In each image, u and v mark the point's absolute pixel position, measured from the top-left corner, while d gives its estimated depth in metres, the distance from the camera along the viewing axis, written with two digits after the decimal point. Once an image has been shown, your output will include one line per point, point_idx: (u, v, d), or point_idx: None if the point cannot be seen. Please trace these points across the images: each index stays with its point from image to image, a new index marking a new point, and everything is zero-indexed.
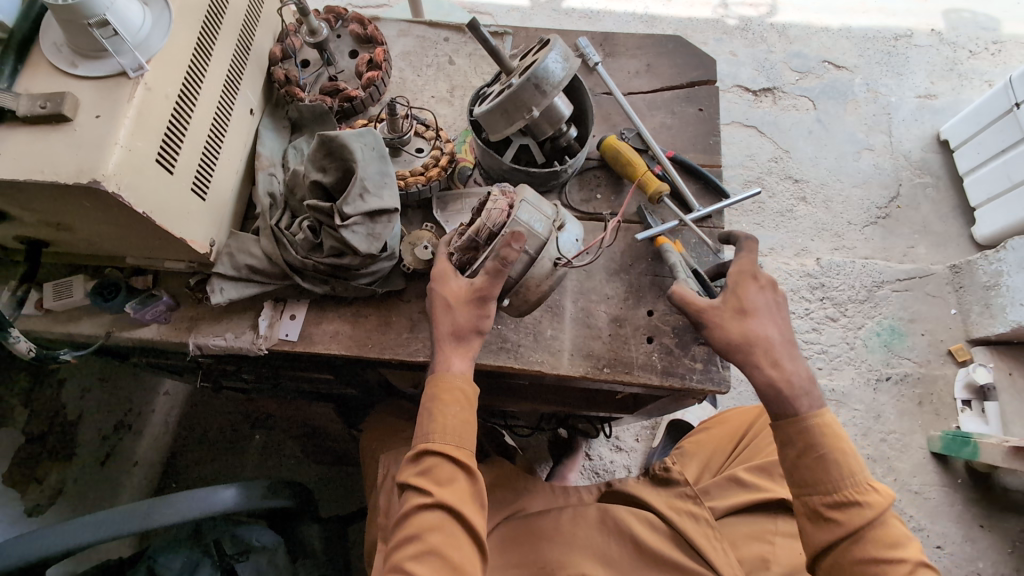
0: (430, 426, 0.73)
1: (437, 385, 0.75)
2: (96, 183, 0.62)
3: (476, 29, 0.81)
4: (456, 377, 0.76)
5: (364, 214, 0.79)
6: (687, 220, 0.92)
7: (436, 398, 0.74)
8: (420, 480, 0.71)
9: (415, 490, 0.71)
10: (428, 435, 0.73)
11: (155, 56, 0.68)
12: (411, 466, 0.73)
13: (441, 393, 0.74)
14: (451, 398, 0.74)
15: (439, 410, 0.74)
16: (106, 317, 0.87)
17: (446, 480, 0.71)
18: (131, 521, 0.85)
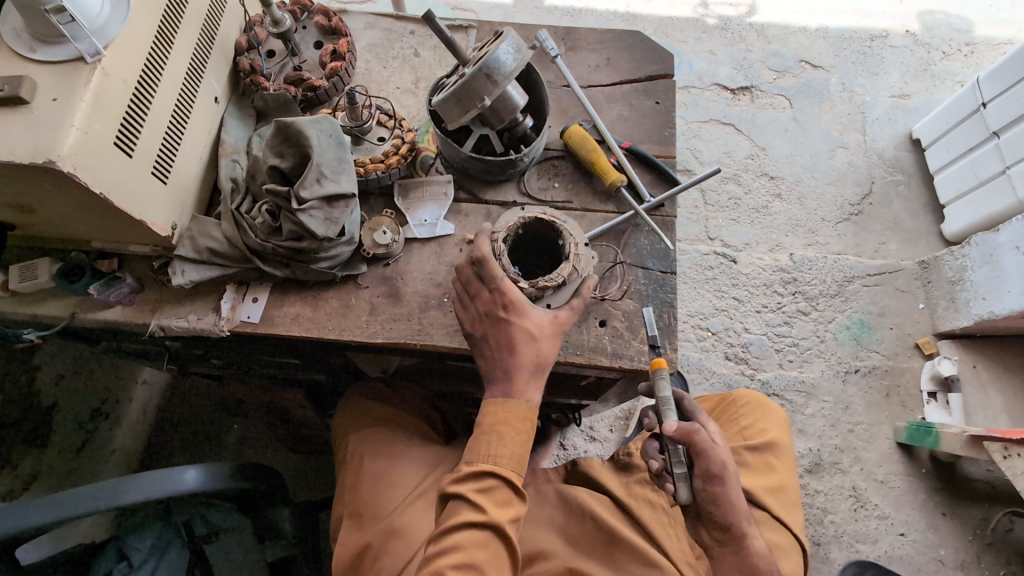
0: (498, 450, 0.75)
1: (506, 411, 0.76)
2: (51, 164, 0.64)
3: (431, 21, 0.84)
4: (526, 407, 0.77)
5: (322, 199, 0.81)
6: (638, 211, 0.95)
7: (504, 423, 0.76)
8: (477, 497, 0.73)
9: (468, 504, 0.73)
10: (493, 457, 0.75)
11: (113, 42, 0.70)
12: (468, 481, 0.74)
13: (507, 415, 0.76)
14: (522, 427, 0.76)
15: (509, 436, 0.76)
16: (71, 299, 0.90)
17: (502, 502, 0.74)
18: (100, 499, 0.87)
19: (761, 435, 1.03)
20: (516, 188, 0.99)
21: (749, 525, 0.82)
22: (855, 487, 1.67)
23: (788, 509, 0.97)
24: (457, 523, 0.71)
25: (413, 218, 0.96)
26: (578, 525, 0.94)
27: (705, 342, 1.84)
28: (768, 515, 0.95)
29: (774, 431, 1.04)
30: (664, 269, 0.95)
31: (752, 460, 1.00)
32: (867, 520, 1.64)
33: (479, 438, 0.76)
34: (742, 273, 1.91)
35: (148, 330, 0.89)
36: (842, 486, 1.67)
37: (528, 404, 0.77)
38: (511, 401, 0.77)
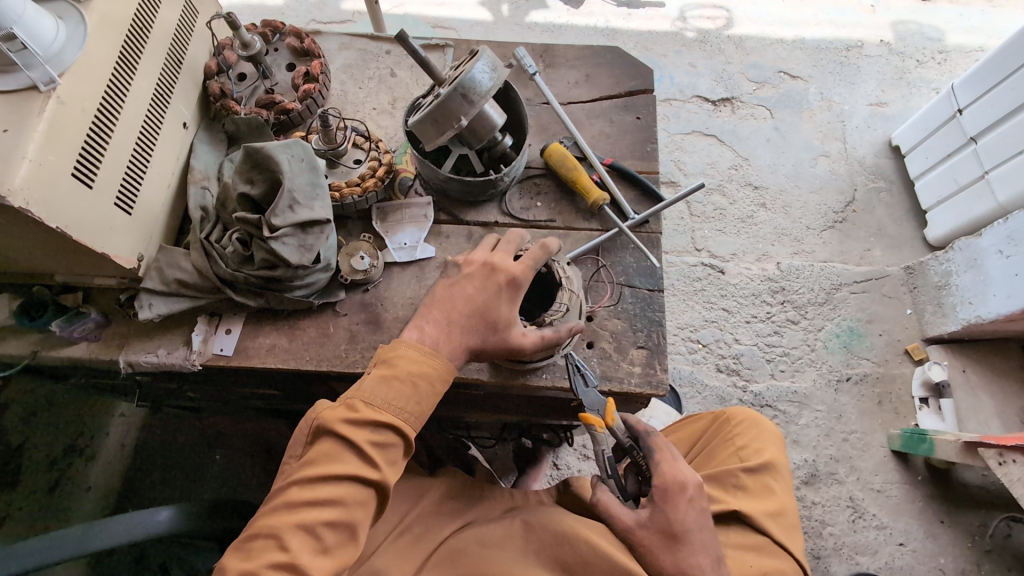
0: (409, 408, 0.71)
1: (427, 376, 0.73)
2: (1, 198, 0.60)
3: (404, 41, 0.82)
4: (445, 368, 0.75)
5: (295, 226, 0.78)
6: (623, 228, 0.93)
7: (420, 381, 0.72)
8: (372, 451, 0.69)
9: (360, 454, 0.68)
10: (401, 414, 0.71)
11: (69, 69, 0.67)
12: (365, 427, 0.69)
13: (425, 376, 0.73)
14: (436, 389, 0.73)
15: (420, 393, 0.72)
16: (32, 336, 0.85)
17: (393, 462, 0.70)
18: (60, 547, 0.81)
19: (757, 455, 1.00)
20: (498, 208, 0.97)
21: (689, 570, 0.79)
22: (853, 498, 1.65)
23: (787, 533, 0.94)
24: (341, 477, 0.67)
25: (392, 242, 0.93)
26: (569, 551, 0.86)
27: (695, 354, 1.82)
28: (768, 540, 0.92)
29: (770, 450, 1.01)
30: (651, 288, 0.92)
31: (749, 482, 0.97)
32: (865, 530, 1.61)
33: (391, 388, 0.71)
34: (730, 283, 1.90)
35: (116, 366, 0.85)
36: (840, 497, 1.65)
37: (447, 367, 0.75)
38: (438, 357, 0.74)
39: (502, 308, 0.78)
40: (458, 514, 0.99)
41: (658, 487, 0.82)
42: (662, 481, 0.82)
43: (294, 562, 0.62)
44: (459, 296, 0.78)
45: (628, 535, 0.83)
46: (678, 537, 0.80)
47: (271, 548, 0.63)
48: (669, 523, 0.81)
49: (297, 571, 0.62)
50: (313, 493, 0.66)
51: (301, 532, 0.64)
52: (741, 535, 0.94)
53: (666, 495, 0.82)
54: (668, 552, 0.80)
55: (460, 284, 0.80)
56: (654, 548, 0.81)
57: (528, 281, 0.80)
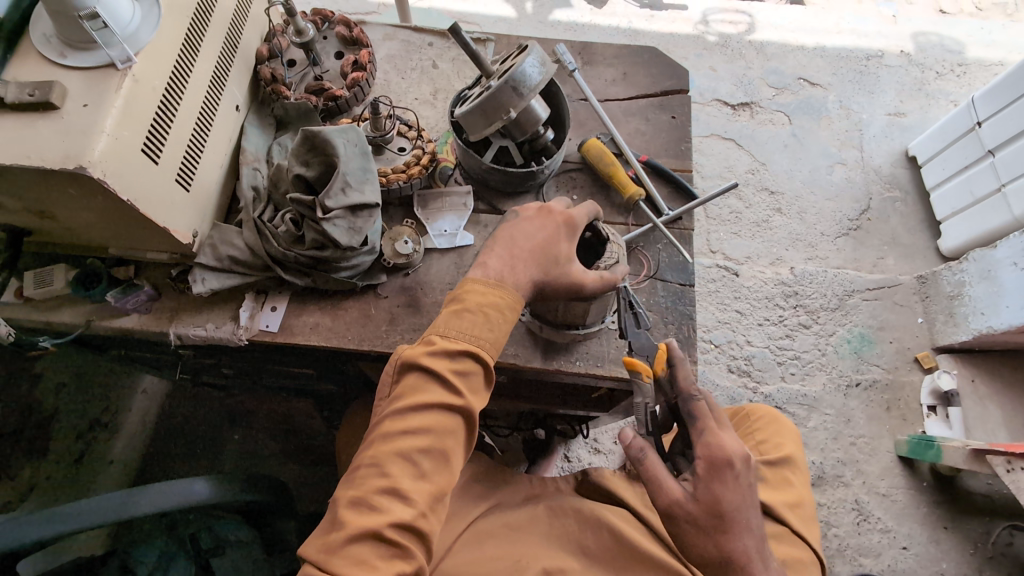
0: (482, 334, 0.74)
1: (494, 300, 0.76)
2: (81, 170, 0.63)
3: (457, 33, 0.84)
4: (514, 300, 0.78)
5: (346, 208, 0.81)
6: (658, 223, 0.96)
7: (490, 308, 0.76)
8: (454, 379, 0.72)
9: (444, 384, 0.71)
10: (476, 340, 0.74)
11: (144, 48, 0.70)
12: (444, 357, 0.73)
13: (497, 305, 0.76)
14: (507, 316, 0.77)
15: (493, 321, 0.75)
16: (86, 307, 0.88)
17: (475, 390, 0.73)
18: (108, 511, 0.86)
19: (777, 450, 1.05)
20: (535, 200, 1.00)
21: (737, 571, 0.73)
22: (858, 500, 1.68)
23: (805, 524, 0.97)
24: (429, 404, 0.70)
25: (433, 228, 0.96)
26: (593, 537, 0.92)
27: (708, 354, 1.85)
28: (786, 529, 0.95)
29: (790, 446, 1.05)
30: (683, 282, 0.95)
31: (768, 474, 1.01)
32: (870, 533, 1.64)
33: (464, 319, 0.74)
34: (744, 285, 1.93)
35: (165, 338, 0.88)
36: (845, 499, 1.68)
37: (516, 296, 0.78)
38: (506, 288, 0.77)
39: (562, 247, 0.81)
40: (481, 497, 1.00)
41: (705, 460, 0.74)
42: (711, 456, 0.74)
43: (396, 486, 0.66)
44: (522, 236, 0.81)
45: (669, 509, 0.74)
46: (725, 519, 0.73)
47: (374, 475, 0.67)
48: (716, 500, 0.73)
49: (401, 494, 0.66)
50: (407, 423, 0.69)
51: (399, 460, 0.68)
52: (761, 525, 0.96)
53: (716, 473, 0.74)
54: (709, 534, 0.73)
55: (521, 225, 0.83)
56: (695, 527, 0.74)
57: (583, 222, 0.84)
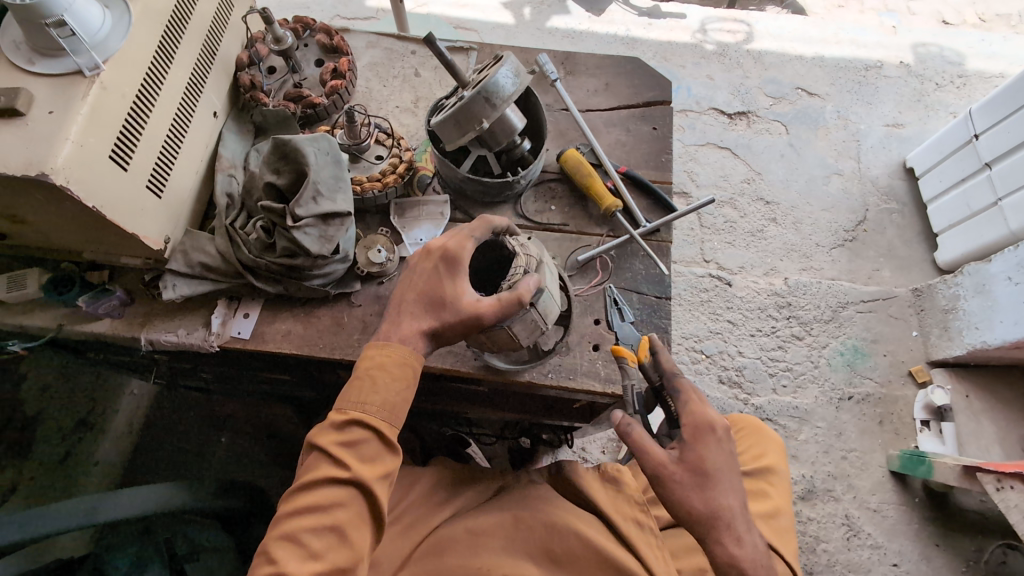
0: (368, 398, 0.73)
1: (383, 358, 0.75)
2: (44, 176, 0.63)
3: (432, 43, 0.84)
4: (405, 353, 0.76)
5: (317, 216, 0.81)
6: (634, 236, 0.96)
7: (375, 369, 0.74)
8: (340, 451, 0.71)
9: (334, 458, 0.71)
10: (362, 406, 0.73)
11: (112, 56, 0.70)
12: (333, 430, 0.72)
13: (385, 364, 0.74)
14: (397, 373, 0.74)
15: (382, 383, 0.74)
16: (60, 311, 0.89)
17: (368, 457, 0.71)
18: (79, 517, 0.87)
19: (757, 460, 1.04)
20: (513, 210, 0.99)
21: (725, 529, 0.74)
22: (848, 515, 1.66)
23: (779, 537, 0.96)
24: (315, 481, 0.69)
25: (408, 237, 0.95)
26: (558, 540, 0.92)
27: (698, 365, 1.84)
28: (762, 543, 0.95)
29: (771, 456, 1.05)
30: (658, 295, 0.95)
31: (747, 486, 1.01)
32: (859, 549, 1.62)
33: (352, 385, 0.74)
34: (737, 296, 1.92)
35: (137, 343, 0.88)
36: (835, 514, 1.66)
37: (406, 351, 0.76)
38: (393, 345, 0.76)
39: (447, 284, 0.78)
40: (444, 503, 1.01)
41: (690, 425, 0.77)
42: (695, 421, 0.77)
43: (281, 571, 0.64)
44: (409, 285, 0.80)
45: (660, 472, 0.75)
46: (708, 477, 0.75)
47: (268, 563, 0.67)
48: (701, 461, 0.75)
49: None
50: (297, 504, 0.69)
51: (291, 543, 0.67)
52: None
53: (696, 432, 0.77)
54: (698, 492, 0.74)
55: (409, 275, 0.81)
56: (686, 487, 0.74)
57: (466, 251, 0.79)
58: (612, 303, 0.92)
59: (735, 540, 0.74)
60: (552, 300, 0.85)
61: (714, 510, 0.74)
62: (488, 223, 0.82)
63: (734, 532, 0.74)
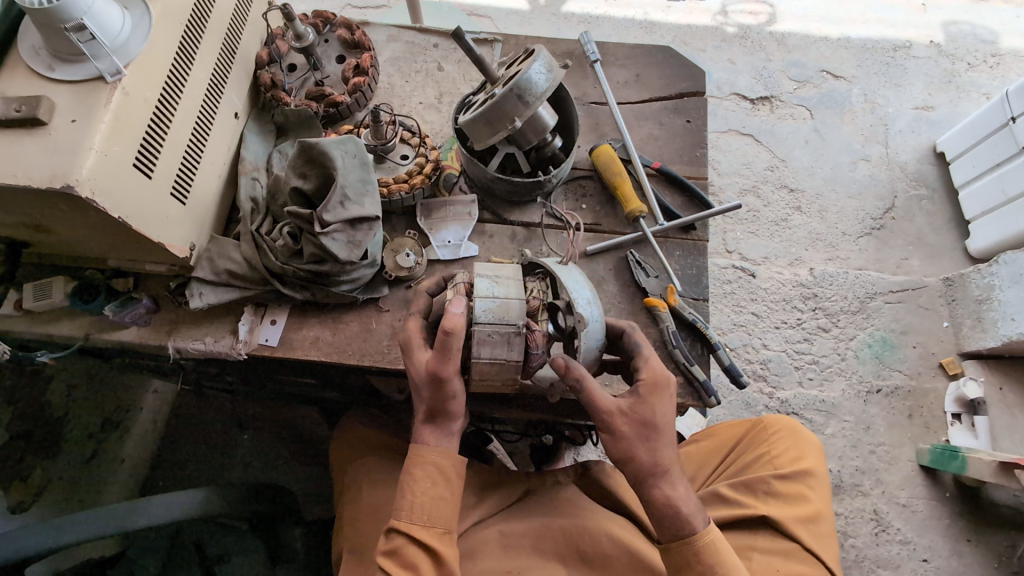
0: (402, 505, 0.73)
1: (413, 461, 0.74)
2: (69, 189, 0.61)
3: (460, 38, 0.81)
4: (433, 451, 0.75)
5: (345, 222, 0.78)
6: (647, 233, 0.92)
7: (409, 473, 0.74)
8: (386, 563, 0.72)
9: (383, 568, 0.72)
10: (400, 513, 0.73)
11: (134, 60, 0.67)
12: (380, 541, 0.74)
13: (414, 469, 0.74)
14: (422, 475, 0.74)
15: (411, 488, 0.74)
16: (86, 319, 0.87)
17: (412, 565, 0.71)
18: (111, 521, 0.85)
19: (794, 463, 1.01)
20: (542, 209, 0.96)
21: (667, 480, 0.74)
22: (876, 510, 1.63)
23: (819, 541, 0.95)
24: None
25: (436, 239, 0.93)
26: (590, 543, 0.90)
27: None
28: (800, 547, 0.93)
29: (810, 459, 1.02)
30: (695, 296, 0.91)
31: (781, 489, 0.98)
32: (888, 544, 1.59)
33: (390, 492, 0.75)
34: (761, 287, 1.87)
35: (164, 351, 0.87)
36: (863, 509, 1.63)
37: (433, 453, 0.74)
38: (417, 446, 0.75)
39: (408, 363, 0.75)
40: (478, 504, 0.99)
41: (648, 380, 0.74)
42: (654, 376, 0.74)
43: None
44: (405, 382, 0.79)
45: (605, 421, 0.73)
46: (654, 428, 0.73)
47: None
48: (651, 413, 0.73)
49: None
50: None
51: None
52: (770, 540, 0.95)
53: (650, 387, 0.74)
54: (644, 445, 0.73)
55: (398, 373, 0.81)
56: (631, 438, 0.73)
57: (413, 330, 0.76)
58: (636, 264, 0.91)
59: (669, 484, 0.74)
60: (505, 296, 0.72)
61: (657, 467, 0.73)
62: (421, 294, 0.81)
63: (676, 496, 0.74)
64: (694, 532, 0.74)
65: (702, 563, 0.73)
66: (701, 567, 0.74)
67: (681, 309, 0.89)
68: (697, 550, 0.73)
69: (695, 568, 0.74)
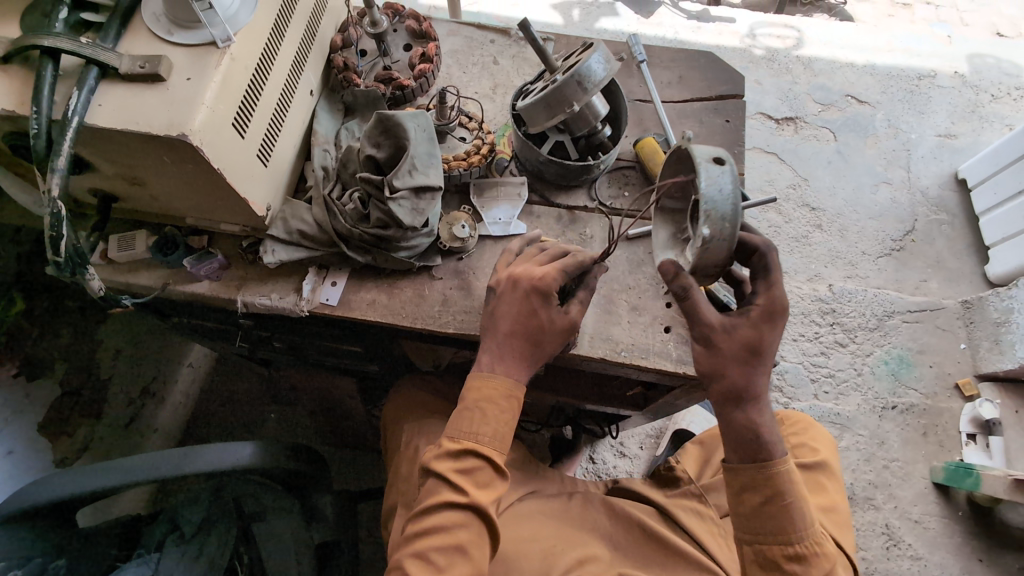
0: (481, 426, 0.74)
1: (487, 387, 0.76)
2: (183, 137, 0.68)
3: (526, 29, 0.88)
4: (511, 385, 0.77)
5: (411, 189, 0.85)
6: None
7: (485, 399, 0.75)
8: (458, 478, 0.72)
9: (448, 486, 0.72)
10: (474, 435, 0.74)
11: (242, 30, 0.75)
12: (450, 458, 0.74)
13: (494, 398, 0.76)
14: (504, 404, 0.75)
15: (491, 415, 0.75)
16: (163, 271, 0.94)
17: (482, 483, 0.73)
18: (166, 465, 0.92)
19: (814, 454, 1.05)
20: (588, 194, 1.03)
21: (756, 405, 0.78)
22: (888, 524, 1.64)
23: (839, 528, 0.96)
24: (433, 505, 0.71)
25: (488, 216, 0.99)
26: (624, 530, 0.96)
27: None
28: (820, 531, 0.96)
29: (824, 452, 1.06)
30: (730, 282, 0.96)
31: (802, 476, 1.01)
32: (900, 559, 1.60)
33: (460, 415, 0.75)
34: None
35: (232, 305, 0.93)
36: (875, 523, 1.64)
37: (512, 383, 0.76)
38: (496, 377, 0.77)
39: (542, 312, 0.77)
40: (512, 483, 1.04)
41: (763, 307, 0.77)
42: (770, 303, 0.77)
43: None
44: (500, 317, 0.78)
45: (705, 334, 0.78)
46: (761, 355, 0.77)
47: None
48: (759, 341, 0.77)
49: None
50: (427, 522, 0.70)
51: (417, 558, 0.69)
52: None
53: (770, 317, 0.77)
54: (746, 367, 0.77)
55: (500, 306, 0.78)
56: (729, 357, 0.77)
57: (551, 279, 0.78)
58: None
59: (757, 411, 0.78)
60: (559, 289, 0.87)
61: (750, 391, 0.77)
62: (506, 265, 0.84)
63: (761, 412, 0.78)
64: (773, 456, 0.77)
65: (773, 488, 0.76)
66: (771, 493, 0.76)
67: (716, 291, 0.93)
68: (771, 474, 0.76)
69: (763, 491, 0.76)
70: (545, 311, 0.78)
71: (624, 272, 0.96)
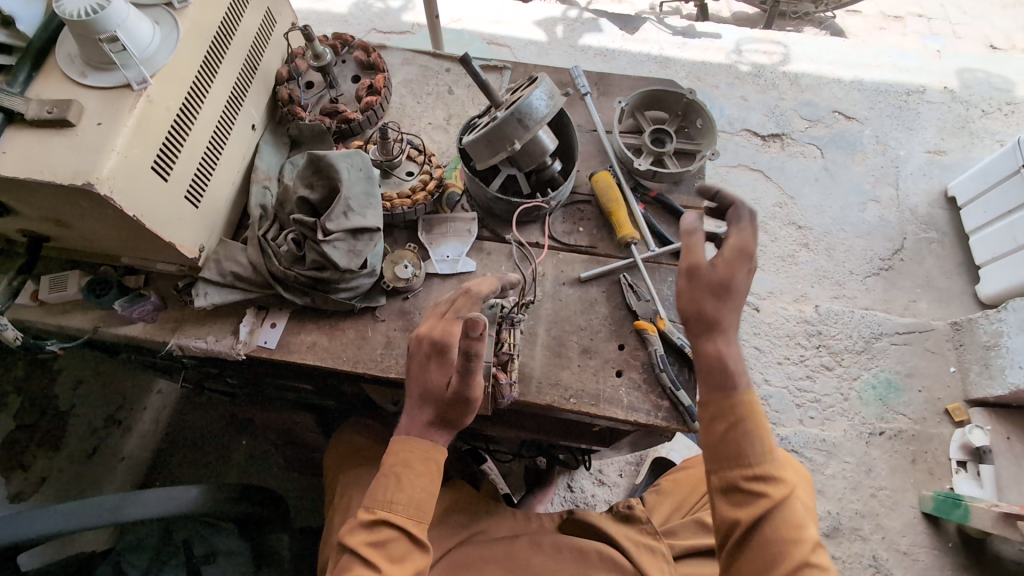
0: (393, 495, 0.71)
1: (403, 452, 0.73)
2: (89, 186, 0.65)
3: (467, 64, 0.85)
4: (430, 448, 0.75)
5: (347, 231, 0.82)
6: (637, 259, 0.94)
7: (402, 465, 0.73)
8: (370, 553, 0.68)
9: (361, 562, 0.67)
10: (388, 504, 0.71)
11: (159, 70, 0.73)
12: (363, 529, 0.70)
13: (412, 462, 0.73)
14: (422, 469, 0.73)
15: (407, 482, 0.72)
16: (96, 313, 0.91)
17: (398, 558, 0.69)
18: (99, 515, 0.83)
19: None
20: (541, 230, 0.99)
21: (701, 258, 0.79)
22: (876, 557, 1.57)
23: None
24: None
25: (435, 253, 0.96)
26: None
27: None
28: None
29: None
30: None
31: None
32: None
33: (377, 484, 0.72)
34: (765, 322, 1.85)
35: (166, 348, 0.90)
36: (862, 555, 1.57)
37: (431, 447, 0.74)
38: (413, 441, 0.74)
39: (439, 376, 0.75)
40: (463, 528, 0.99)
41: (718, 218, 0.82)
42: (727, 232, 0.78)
43: None
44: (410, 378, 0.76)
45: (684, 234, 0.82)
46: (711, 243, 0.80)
47: None
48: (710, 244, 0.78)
49: None
50: None
51: None
52: None
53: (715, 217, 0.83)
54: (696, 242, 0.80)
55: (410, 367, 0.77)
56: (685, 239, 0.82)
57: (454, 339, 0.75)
58: (627, 288, 0.93)
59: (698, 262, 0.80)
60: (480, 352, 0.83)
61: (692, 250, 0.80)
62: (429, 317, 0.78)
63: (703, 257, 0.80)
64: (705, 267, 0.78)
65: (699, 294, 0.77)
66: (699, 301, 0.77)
67: (670, 333, 0.89)
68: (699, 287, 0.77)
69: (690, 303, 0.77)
70: (442, 377, 0.75)
71: (577, 312, 0.93)
